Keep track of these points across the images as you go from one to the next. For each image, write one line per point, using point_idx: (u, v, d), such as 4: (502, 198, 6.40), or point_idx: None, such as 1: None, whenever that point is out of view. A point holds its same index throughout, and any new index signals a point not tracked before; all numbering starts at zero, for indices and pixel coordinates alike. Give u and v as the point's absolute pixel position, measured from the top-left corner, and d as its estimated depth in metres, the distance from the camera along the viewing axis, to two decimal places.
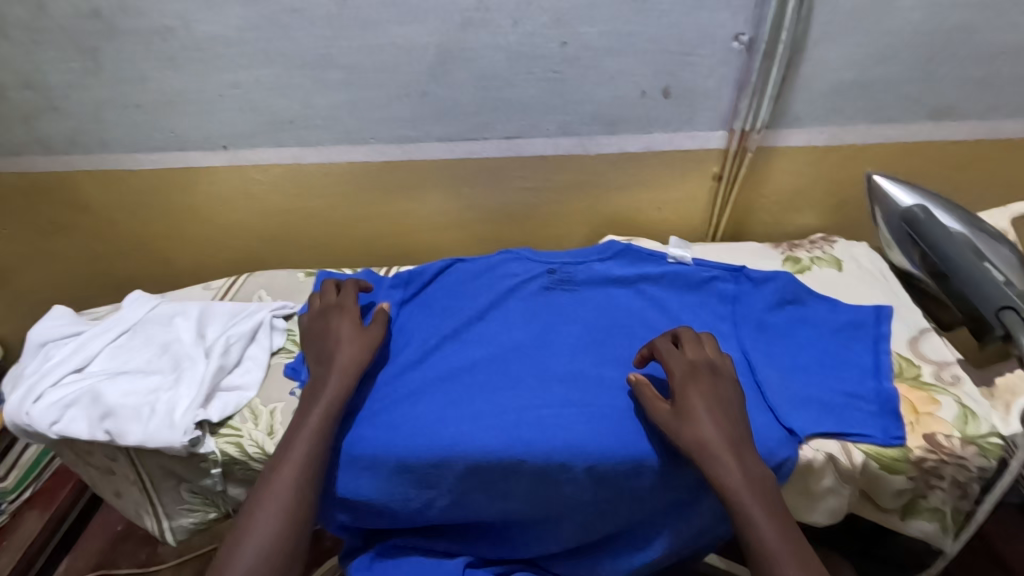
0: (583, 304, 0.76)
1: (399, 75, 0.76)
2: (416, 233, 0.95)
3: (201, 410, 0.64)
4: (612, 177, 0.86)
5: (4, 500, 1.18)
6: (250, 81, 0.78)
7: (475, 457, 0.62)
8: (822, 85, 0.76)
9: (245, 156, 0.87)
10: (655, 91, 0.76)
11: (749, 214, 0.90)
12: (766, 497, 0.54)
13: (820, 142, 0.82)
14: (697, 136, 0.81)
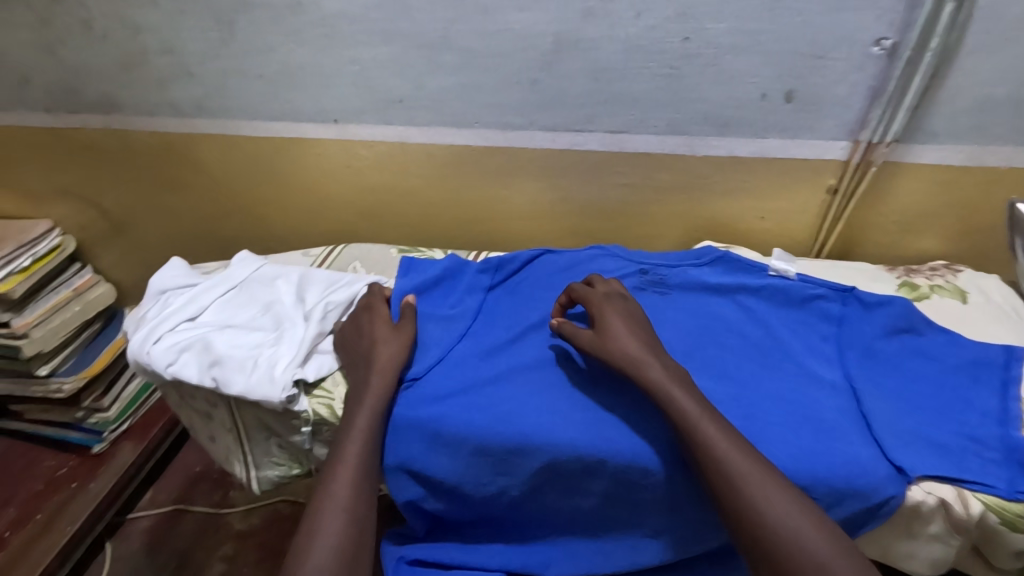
0: (675, 308, 0.73)
1: (513, 61, 0.76)
2: (506, 220, 0.96)
3: (299, 369, 0.68)
4: (716, 181, 0.83)
5: (107, 428, 1.29)
6: (369, 58, 0.81)
7: (556, 450, 0.61)
8: (969, 100, 0.70)
9: (354, 131, 0.90)
10: (777, 94, 0.73)
11: (862, 233, 0.85)
12: (691, 393, 0.58)
13: (957, 162, 0.75)
14: (816, 144, 0.76)
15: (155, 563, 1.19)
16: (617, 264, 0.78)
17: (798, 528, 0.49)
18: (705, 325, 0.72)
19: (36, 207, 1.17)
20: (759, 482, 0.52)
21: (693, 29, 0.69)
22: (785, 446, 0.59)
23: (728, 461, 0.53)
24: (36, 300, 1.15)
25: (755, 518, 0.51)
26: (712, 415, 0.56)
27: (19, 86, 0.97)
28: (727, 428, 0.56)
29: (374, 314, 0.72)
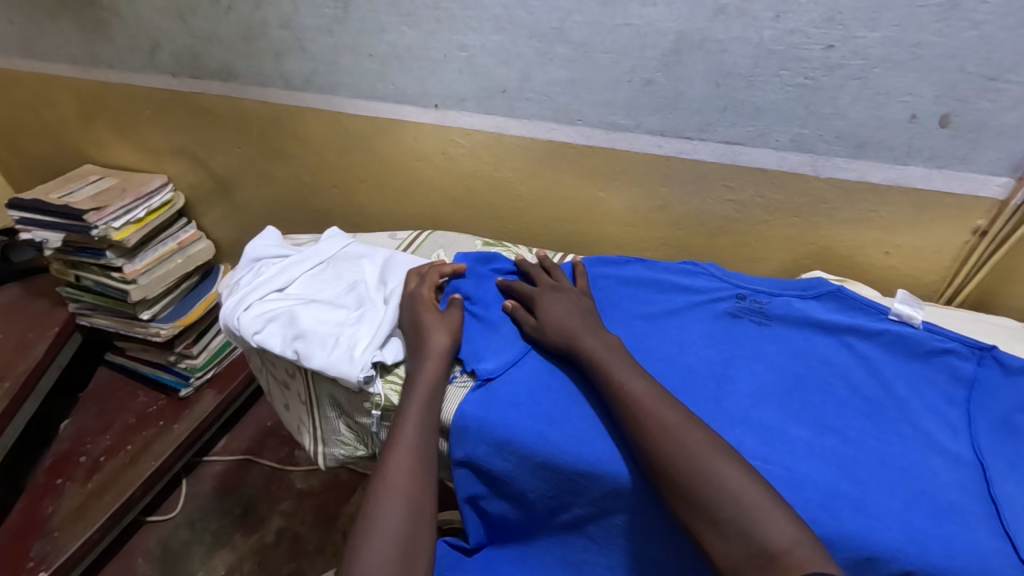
0: (775, 342, 0.67)
1: (628, 59, 0.72)
2: (596, 224, 0.92)
3: (378, 352, 0.68)
4: (838, 207, 0.75)
5: (193, 375, 1.36)
6: (477, 45, 0.79)
7: (629, 479, 0.58)
8: None
9: (452, 118, 0.89)
10: (929, 117, 0.64)
11: (1008, 285, 0.74)
12: (621, 359, 0.62)
13: None
14: (968, 179, 0.67)
15: (223, 507, 1.26)
16: (711, 284, 0.73)
17: (700, 453, 0.53)
18: (808, 367, 0.65)
19: (155, 164, 1.26)
20: (668, 419, 0.56)
21: (840, 37, 0.62)
22: (897, 520, 0.51)
23: (642, 404, 0.57)
24: (146, 250, 1.23)
25: (664, 450, 0.54)
26: (633, 370, 0.61)
27: (151, 50, 1.03)
28: (645, 378, 0.60)
29: (421, 303, 0.71)
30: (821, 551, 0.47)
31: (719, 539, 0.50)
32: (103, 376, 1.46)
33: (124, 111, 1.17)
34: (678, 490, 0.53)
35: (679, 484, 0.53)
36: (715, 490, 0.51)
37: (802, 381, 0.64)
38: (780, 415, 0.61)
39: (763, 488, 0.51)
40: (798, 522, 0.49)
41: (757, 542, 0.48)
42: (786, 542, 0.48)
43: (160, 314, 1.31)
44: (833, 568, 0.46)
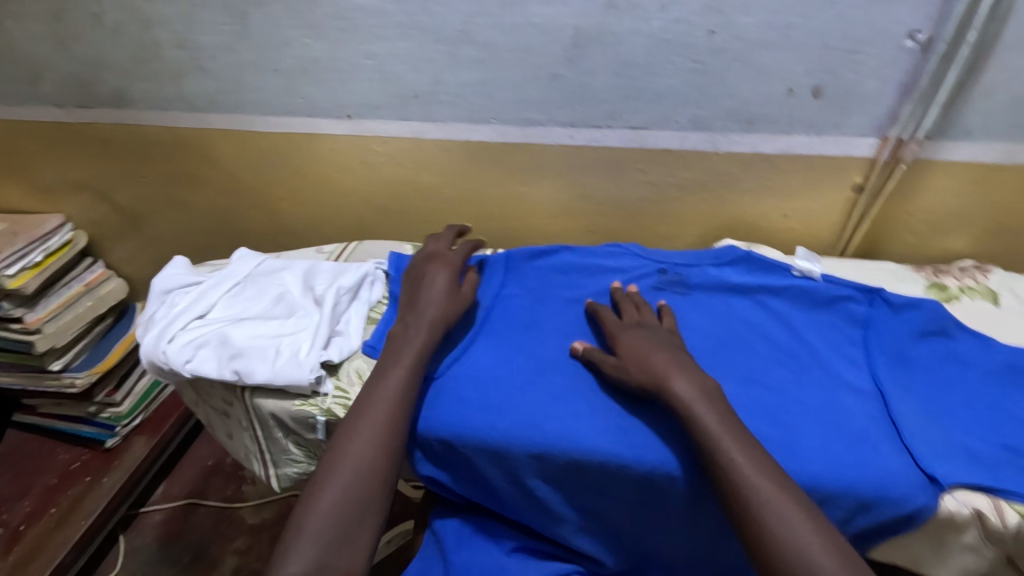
0: (695, 308, 0.72)
1: (534, 56, 0.75)
2: (524, 218, 0.95)
3: (324, 352, 0.69)
4: (740, 177, 0.82)
5: (119, 423, 1.28)
6: (385, 53, 0.79)
7: (578, 455, 0.60)
8: (1003, 96, 0.68)
9: (368, 127, 0.89)
10: (804, 89, 0.71)
11: (888, 231, 0.85)
12: (721, 412, 0.56)
13: (990, 158, 0.74)
14: (843, 141, 0.75)
15: (171, 555, 1.19)
16: (634, 262, 0.77)
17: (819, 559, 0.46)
18: (728, 328, 0.70)
19: (47, 202, 1.17)
20: (783, 512, 0.49)
21: (720, 23, 0.67)
22: (818, 454, 0.57)
23: (751, 489, 0.51)
24: (48, 296, 1.14)
25: (776, 547, 0.48)
26: (740, 440, 0.54)
27: (30, 81, 0.96)
28: (757, 456, 0.53)
29: (436, 263, 0.74)
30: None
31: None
32: (13, 439, 1.33)
33: (6, 149, 1.08)
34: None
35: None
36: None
37: (724, 341, 0.68)
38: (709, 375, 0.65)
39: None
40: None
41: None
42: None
43: (73, 363, 1.22)
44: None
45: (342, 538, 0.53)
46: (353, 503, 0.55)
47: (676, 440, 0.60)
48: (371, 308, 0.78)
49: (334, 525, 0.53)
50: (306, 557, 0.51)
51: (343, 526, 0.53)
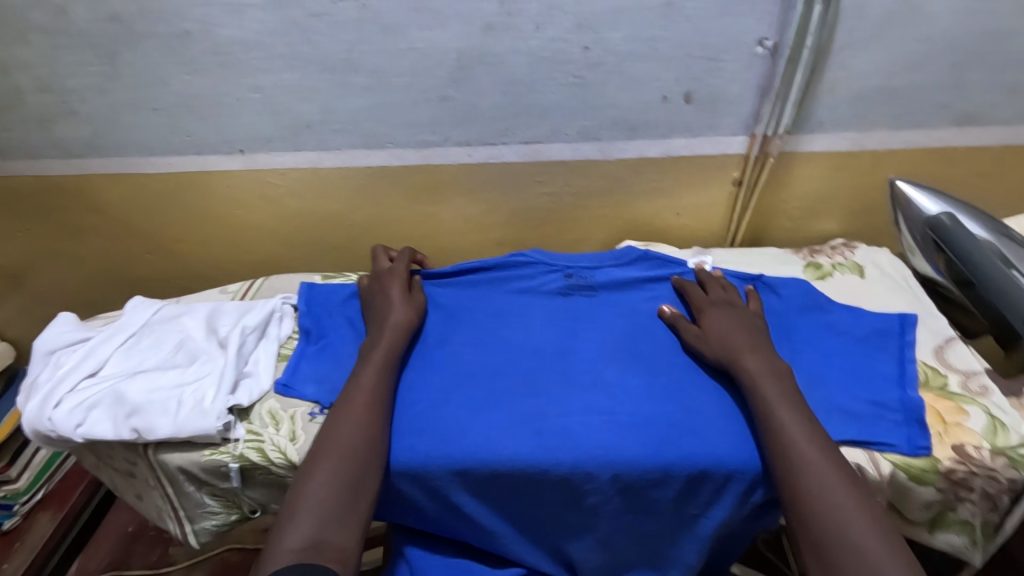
0: (602, 307, 0.76)
1: (422, 79, 0.77)
2: (434, 237, 0.96)
3: (231, 397, 0.67)
4: (632, 180, 0.88)
5: (16, 501, 1.17)
6: (270, 84, 0.78)
7: (501, 464, 0.61)
8: (847, 92, 0.78)
9: (262, 160, 0.87)
10: (677, 96, 0.78)
11: (770, 219, 0.93)
12: (784, 386, 0.62)
13: (843, 146, 0.84)
14: (718, 140, 0.83)
15: None
16: (540, 269, 0.80)
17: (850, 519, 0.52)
18: (633, 323, 0.74)
19: None
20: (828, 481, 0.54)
21: (592, 39, 0.72)
22: (718, 432, 0.62)
23: (805, 457, 0.56)
24: None
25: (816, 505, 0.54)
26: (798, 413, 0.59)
27: None
28: (812, 429, 0.58)
29: (392, 278, 0.76)
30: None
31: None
32: None
33: None
34: (815, 543, 0.52)
35: (820, 542, 0.52)
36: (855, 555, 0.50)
37: (630, 335, 0.72)
38: (618, 369, 0.68)
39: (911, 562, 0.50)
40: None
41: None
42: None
43: None
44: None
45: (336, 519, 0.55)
46: (346, 483, 0.57)
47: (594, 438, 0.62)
48: (280, 344, 0.76)
49: (326, 505, 0.55)
50: (302, 534, 0.53)
51: (339, 507, 0.56)
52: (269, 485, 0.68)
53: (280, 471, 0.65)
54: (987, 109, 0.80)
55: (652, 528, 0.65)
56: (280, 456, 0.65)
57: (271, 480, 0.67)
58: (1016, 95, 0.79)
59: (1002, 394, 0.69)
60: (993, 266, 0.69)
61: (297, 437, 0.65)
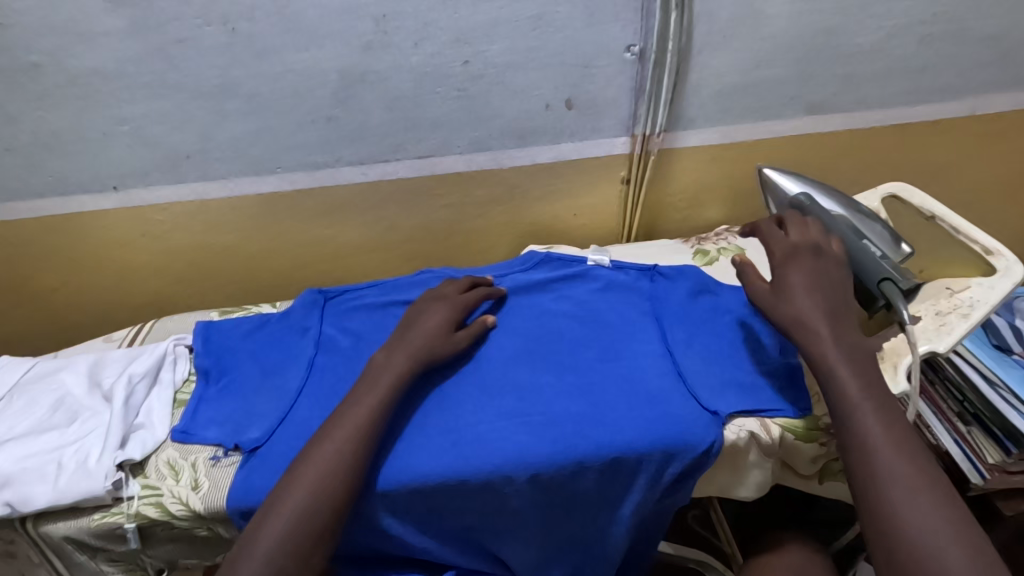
0: (518, 316, 0.96)
1: (310, 101, 0.98)
2: (340, 254, 1.21)
3: (121, 454, 0.87)
4: (529, 181, 1.14)
5: None
6: (136, 115, 0.97)
7: (434, 478, 0.78)
8: (707, 87, 1.05)
9: (136, 196, 1.07)
10: (560, 103, 1.03)
11: (661, 206, 1.22)
12: (863, 370, 0.74)
13: (716, 139, 1.13)
14: (603, 143, 1.10)
15: None
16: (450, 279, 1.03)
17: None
18: (542, 329, 0.93)
19: None
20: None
21: (470, 55, 0.95)
22: (625, 427, 0.79)
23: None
24: None
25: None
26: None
27: None
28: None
29: (427, 309, 0.92)
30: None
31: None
32: None
33: None
34: (887, 552, 0.64)
35: (890, 549, 0.63)
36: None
37: (540, 342, 0.92)
38: (533, 373, 0.87)
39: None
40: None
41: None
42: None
43: None
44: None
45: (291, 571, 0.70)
46: (300, 530, 0.71)
47: (475, 459, 0.79)
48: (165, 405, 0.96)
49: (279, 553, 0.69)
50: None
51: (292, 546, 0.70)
52: (168, 538, 0.88)
53: (176, 522, 0.85)
54: (770, 102, 1.08)
55: (572, 509, 0.83)
56: (179, 508, 0.85)
57: (168, 534, 0.88)
58: (851, 85, 1.08)
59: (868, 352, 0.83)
60: (849, 237, 0.86)
61: (196, 488, 0.86)
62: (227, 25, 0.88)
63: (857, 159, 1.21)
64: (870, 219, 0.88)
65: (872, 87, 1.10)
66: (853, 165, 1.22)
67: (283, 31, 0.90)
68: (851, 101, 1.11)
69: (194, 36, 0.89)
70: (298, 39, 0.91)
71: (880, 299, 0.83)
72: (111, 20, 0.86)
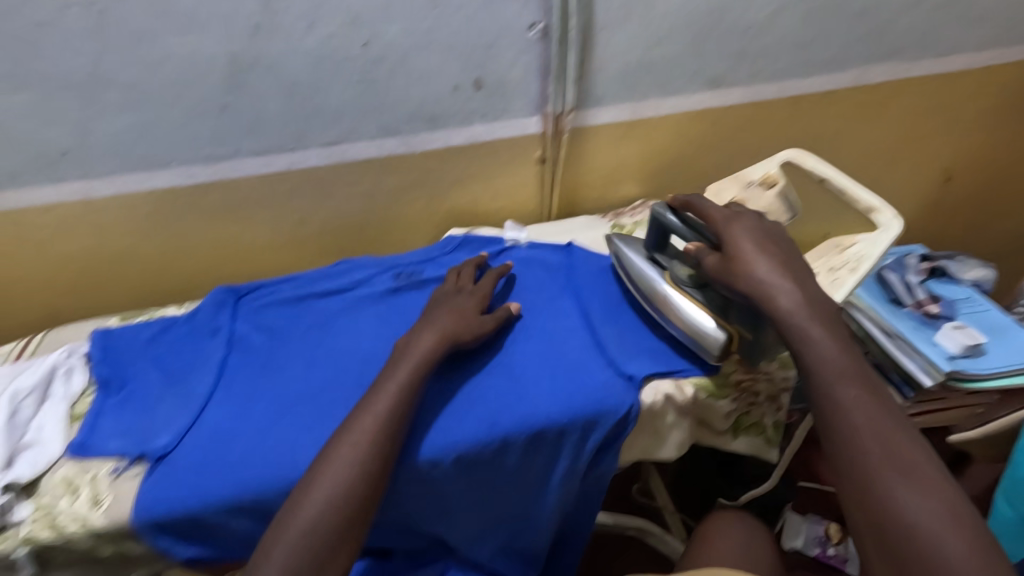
0: (594, 267, 0.83)
1: (340, 46, 0.73)
2: (297, 249, 0.93)
3: (6, 472, 0.60)
4: (566, 150, 0.93)
5: None
6: (98, 69, 0.68)
7: (537, 427, 0.65)
8: (773, 10, 0.86)
9: (12, 198, 0.76)
10: (622, 43, 0.83)
11: (697, 168, 1.03)
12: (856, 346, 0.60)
13: (772, 93, 0.96)
14: (684, 99, 0.93)
15: None
16: (555, 229, 0.94)
17: (931, 526, 0.46)
18: None
19: None
20: (910, 474, 0.49)
21: None
22: None
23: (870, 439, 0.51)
24: None
25: (880, 508, 0.49)
26: (863, 384, 0.54)
27: None
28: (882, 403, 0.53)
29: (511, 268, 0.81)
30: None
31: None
32: None
33: None
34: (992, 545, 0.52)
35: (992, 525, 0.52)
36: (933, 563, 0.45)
37: None
38: None
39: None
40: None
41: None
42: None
43: None
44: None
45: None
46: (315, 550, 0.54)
47: (606, 403, 0.66)
48: (67, 407, 0.69)
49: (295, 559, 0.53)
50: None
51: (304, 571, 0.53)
52: (75, 565, 0.61)
53: (81, 543, 0.59)
54: (938, 45, 0.98)
55: (552, 484, 0.69)
56: (75, 524, 0.59)
57: (75, 559, 0.61)
58: (933, 34, 0.96)
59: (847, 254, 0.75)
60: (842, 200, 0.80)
61: (100, 500, 0.60)
62: (367, 45, 0.74)
63: (947, 118, 1.09)
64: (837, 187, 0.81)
65: (981, 32, 0.98)
66: (929, 134, 1.11)
67: (432, 47, 0.77)
68: (941, 47, 0.98)
69: (332, 62, 0.74)
70: (447, 55, 0.78)
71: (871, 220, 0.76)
72: (227, 47, 0.70)
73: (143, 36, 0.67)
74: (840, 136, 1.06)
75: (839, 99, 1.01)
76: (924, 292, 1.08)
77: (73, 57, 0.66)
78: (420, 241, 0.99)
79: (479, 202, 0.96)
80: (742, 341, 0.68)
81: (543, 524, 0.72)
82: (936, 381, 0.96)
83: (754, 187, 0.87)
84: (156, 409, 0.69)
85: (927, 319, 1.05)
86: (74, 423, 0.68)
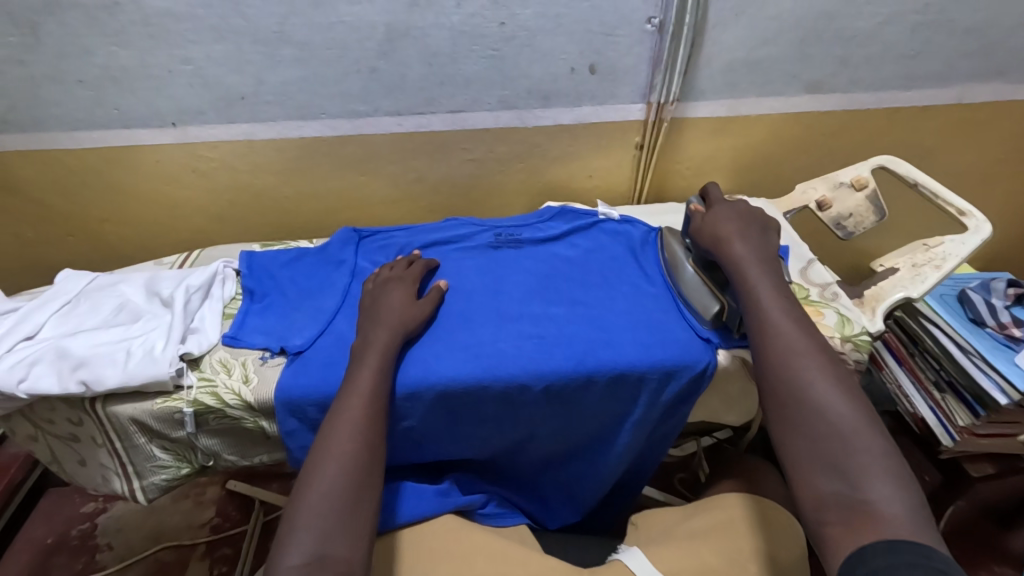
0: None
1: (479, 23, 0.84)
2: (410, 203, 1.05)
3: (182, 346, 0.73)
4: (663, 139, 1.01)
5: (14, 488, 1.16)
6: (280, 28, 0.81)
7: (621, 370, 0.73)
8: (881, 19, 0.90)
9: (194, 133, 0.91)
10: (727, 42, 0.90)
11: (785, 168, 1.08)
12: (783, 291, 0.66)
13: (872, 103, 1.00)
14: (782, 98, 0.98)
15: None
16: (640, 211, 1.01)
17: (816, 385, 0.57)
18: None
19: None
20: (808, 353, 0.59)
21: None
22: None
23: (776, 324, 0.62)
24: None
25: (781, 381, 0.59)
26: (795, 318, 0.63)
27: None
28: (789, 303, 0.65)
29: (397, 261, 0.83)
30: (916, 512, 0.48)
31: (806, 447, 0.54)
32: None
33: None
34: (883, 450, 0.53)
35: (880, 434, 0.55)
36: (816, 411, 0.55)
37: None
38: None
39: (876, 437, 0.53)
40: (892, 477, 0.50)
41: (832, 459, 0.52)
42: (876, 495, 0.49)
43: None
44: (922, 538, 0.46)
45: (338, 527, 0.55)
46: (341, 508, 0.56)
47: (688, 356, 0.74)
48: (223, 305, 0.83)
49: (350, 466, 0.59)
50: (307, 545, 0.53)
51: (346, 501, 0.57)
52: (222, 431, 0.74)
53: (233, 413, 0.72)
54: None
55: (626, 422, 0.78)
56: (233, 398, 0.71)
57: (224, 426, 0.73)
58: None
59: (925, 253, 0.80)
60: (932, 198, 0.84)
61: (249, 379, 0.72)
62: (502, 24, 0.84)
63: None
64: (931, 189, 0.84)
65: None
66: None
67: (558, 30, 0.86)
68: None
69: (470, 37, 0.85)
70: (570, 39, 0.87)
71: (956, 214, 0.80)
72: (387, 18, 0.82)
73: (322, 3, 0.79)
74: (934, 152, 1.08)
75: (938, 114, 1.03)
76: (1009, 314, 1.02)
77: (266, 16, 0.80)
78: (518, 209, 1.08)
79: (576, 179, 1.05)
80: (728, 313, 0.74)
81: (612, 458, 0.81)
82: (1015, 400, 0.95)
83: (843, 188, 0.91)
84: (293, 315, 0.80)
85: (1009, 342, 1.00)
86: (227, 320, 0.81)
